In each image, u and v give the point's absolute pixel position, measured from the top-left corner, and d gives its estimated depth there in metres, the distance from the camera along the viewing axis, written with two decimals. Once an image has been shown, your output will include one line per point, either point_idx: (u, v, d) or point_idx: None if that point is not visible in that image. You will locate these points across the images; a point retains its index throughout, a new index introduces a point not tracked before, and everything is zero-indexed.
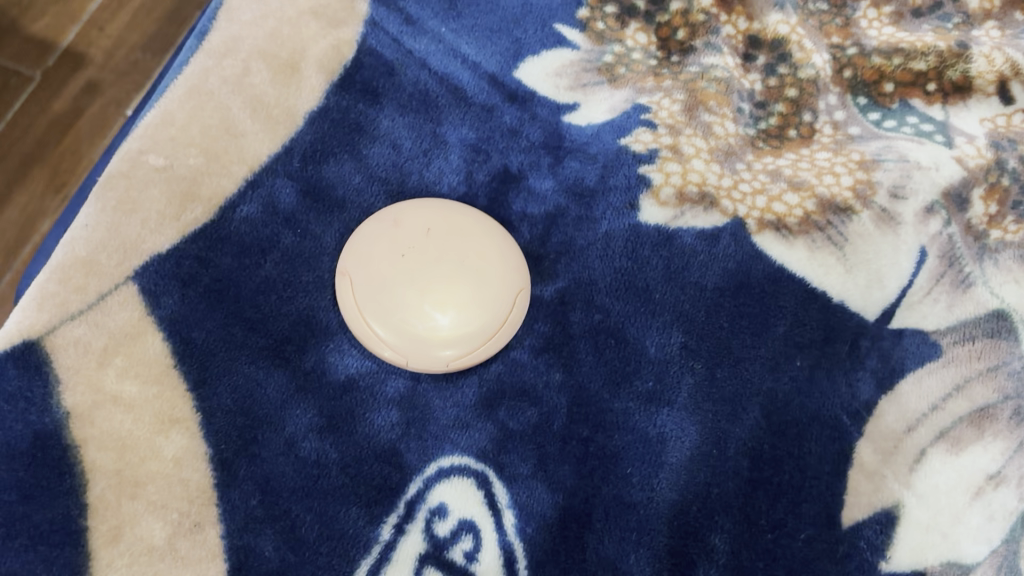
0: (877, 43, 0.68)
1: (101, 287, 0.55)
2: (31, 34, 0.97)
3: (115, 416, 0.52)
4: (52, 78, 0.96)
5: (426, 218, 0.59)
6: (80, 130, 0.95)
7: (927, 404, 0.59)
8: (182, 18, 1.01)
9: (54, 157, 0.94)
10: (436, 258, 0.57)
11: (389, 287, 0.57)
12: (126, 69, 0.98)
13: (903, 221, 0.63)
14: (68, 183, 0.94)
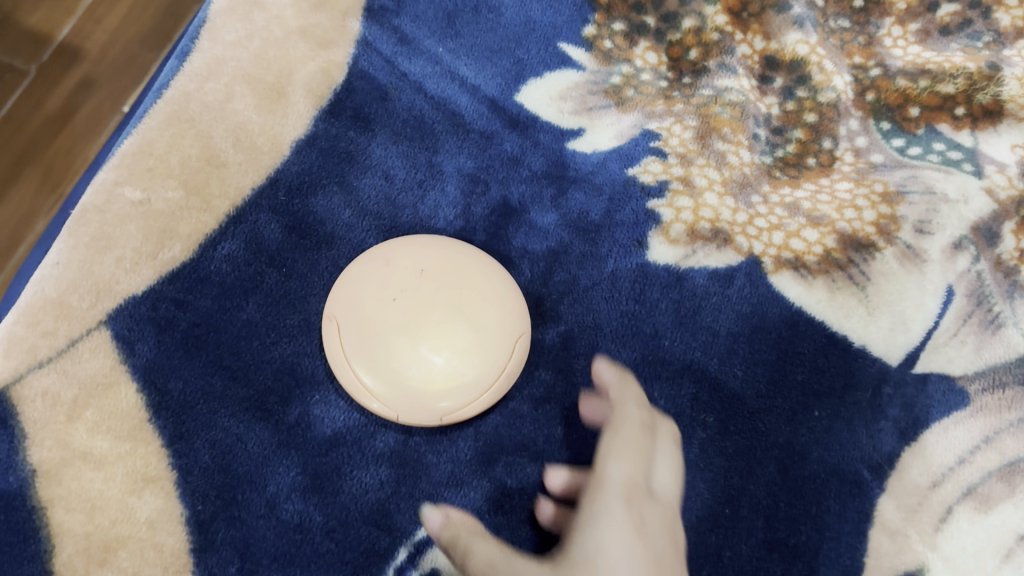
0: (902, 64, 0.65)
1: (72, 333, 0.51)
2: (26, 28, 0.87)
3: (84, 475, 0.48)
4: (45, 75, 0.86)
5: (423, 257, 0.54)
6: (75, 128, 0.85)
7: (953, 457, 0.55)
8: (182, 10, 0.91)
9: (46, 157, 0.84)
10: (430, 298, 0.52)
11: (378, 332, 0.51)
12: (123, 64, 0.88)
13: (929, 258, 0.59)
14: (62, 182, 0.84)
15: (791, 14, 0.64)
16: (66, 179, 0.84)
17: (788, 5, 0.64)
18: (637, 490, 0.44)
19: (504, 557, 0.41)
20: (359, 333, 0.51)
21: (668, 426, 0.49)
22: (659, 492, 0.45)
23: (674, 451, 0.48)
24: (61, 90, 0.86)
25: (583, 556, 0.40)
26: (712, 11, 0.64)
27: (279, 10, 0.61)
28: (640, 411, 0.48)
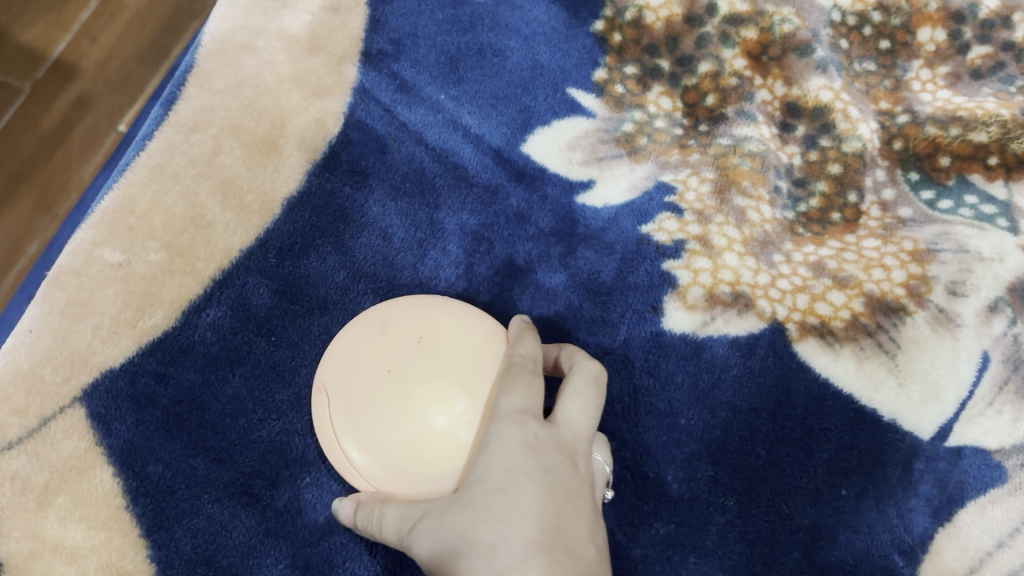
0: (931, 110, 0.61)
1: (43, 410, 0.47)
2: (20, 43, 0.86)
3: (54, 570, 0.44)
4: (40, 92, 0.84)
5: (423, 319, 0.48)
6: (70, 146, 0.83)
7: (991, 540, 0.51)
8: (181, 25, 0.90)
9: (42, 175, 0.81)
10: (431, 360, 0.46)
11: (367, 404, 0.45)
12: (119, 81, 0.86)
13: (963, 322, 0.55)
14: (58, 202, 0.80)
15: (814, 58, 0.60)
16: (62, 199, 0.80)
17: (811, 48, 0.60)
18: (528, 417, 0.41)
19: (404, 523, 0.40)
20: (346, 403, 0.46)
21: (587, 365, 0.46)
22: (563, 421, 0.42)
23: (587, 378, 0.45)
24: (58, 107, 0.84)
25: (472, 479, 0.39)
26: (730, 55, 0.61)
27: (271, 54, 0.57)
28: (529, 356, 0.45)
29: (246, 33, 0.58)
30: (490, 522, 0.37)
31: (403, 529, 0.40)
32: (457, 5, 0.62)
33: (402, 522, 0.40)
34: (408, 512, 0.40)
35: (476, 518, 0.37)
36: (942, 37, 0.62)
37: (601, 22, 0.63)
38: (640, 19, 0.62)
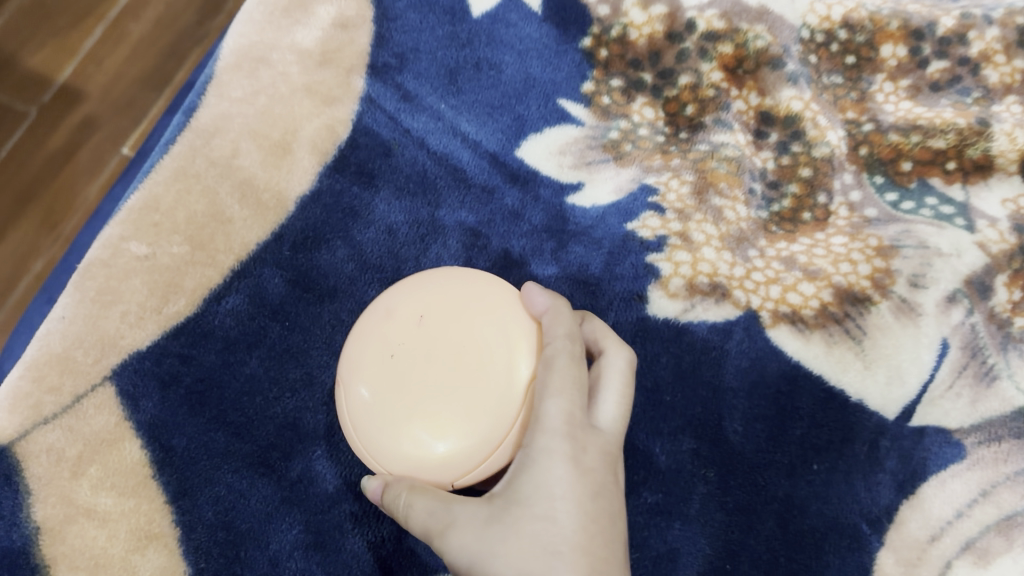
0: (894, 119, 0.66)
1: (76, 388, 0.51)
2: (30, 67, 0.94)
3: (87, 533, 0.48)
4: (49, 113, 0.93)
5: (450, 301, 0.48)
6: (76, 166, 0.92)
7: (951, 510, 0.55)
8: (182, 51, 0.97)
9: (48, 194, 0.91)
10: (474, 349, 0.46)
11: (374, 390, 0.46)
12: (124, 104, 0.95)
13: (924, 311, 0.60)
14: (61, 220, 0.90)
15: (785, 71, 0.66)
16: (65, 218, 0.90)
17: (782, 62, 0.66)
18: (576, 430, 0.42)
19: (438, 522, 0.41)
20: (357, 390, 0.47)
21: (621, 354, 0.48)
22: (603, 426, 0.45)
23: (621, 370, 0.47)
24: (64, 131, 0.93)
25: (520, 499, 0.40)
26: (707, 68, 0.66)
27: (285, 67, 0.62)
28: (570, 341, 0.45)
29: (261, 47, 0.62)
30: (537, 554, 0.39)
31: (435, 526, 0.41)
32: (456, 22, 0.66)
33: (437, 517, 0.41)
34: (440, 508, 0.41)
35: (521, 548, 0.39)
36: (903, 53, 0.66)
37: (589, 39, 0.67)
38: (624, 36, 0.67)
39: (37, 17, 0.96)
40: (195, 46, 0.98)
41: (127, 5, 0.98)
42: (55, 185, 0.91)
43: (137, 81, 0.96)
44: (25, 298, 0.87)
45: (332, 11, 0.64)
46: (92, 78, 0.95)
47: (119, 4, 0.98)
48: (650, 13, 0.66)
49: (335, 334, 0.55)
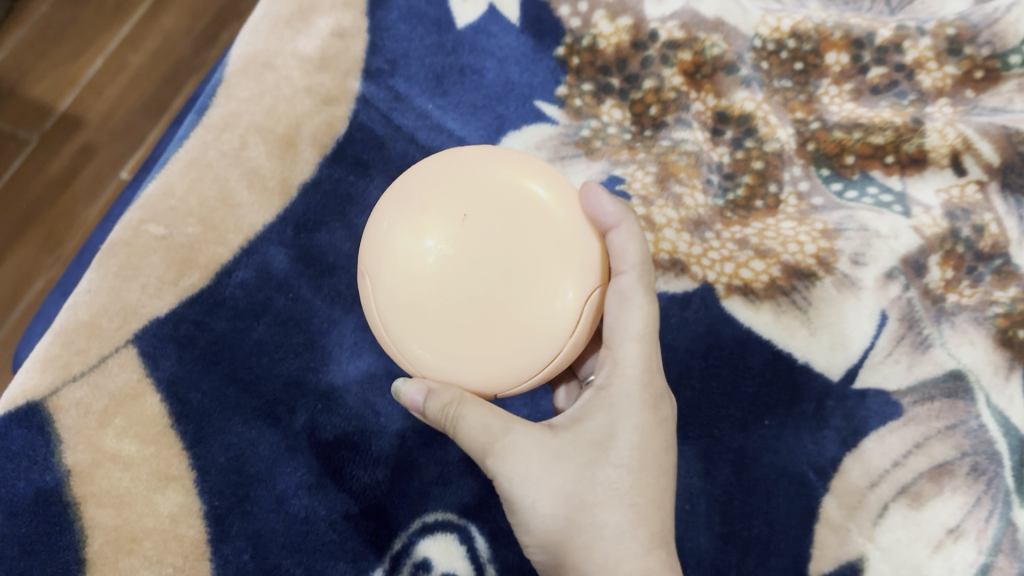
0: (838, 118, 0.71)
1: (102, 350, 0.57)
2: (30, 99, 1.03)
3: (113, 474, 0.54)
4: (49, 140, 1.02)
5: (494, 201, 0.46)
6: (75, 191, 1.01)
7: (889, 460, 0.61)
8: (177, 80, 1.06)
9: (49, 217, 0.99)
10: (517, 259, 0.45)
11: (413, 298, 0.45)
12: (121, 130, 1.04)
13: (864, 285, 0.66)
14: (61, 243, 0.98)
15: (739, 75, 0.72)
16: (65, 239, 0.99)
17: (736, 67, 0.72)
18: (650, 376, 0.47)
19: (509, 447, 0.44)
20: (394, 295, 0.46)
21: None
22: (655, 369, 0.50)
23: None
24: (65, 156, 1.02)
25: (600, 441, 0.45)
26: (669, 73, 0.73)
27: (287, 71, 0.69)
28: (639, 276, 0.49)
29: (266, 53, 0.69)
30: (613, 500, 0.44)
31: (501, 449, 0.44)
32: (442, 32, 0.72)
33: (509, 440, 0.44)
34: (503, 430, 0.44)
35: (602, 493, 0.44)
36: (846, 59, 0.72)
37: (562, 48, 0.74)
38: (594, 45, 0.73)
39: (36, 49, 1.05)
40: (189, 76, 1.06)
41: (125, 37, 1.07)
42: (56, 208, 0.99)
43: (135, 109, 1.04)
44: (25, 317, 0.96)
45: (330, 22, 0.71)
46: (92, 106, 1.04)
47: (118, 37, 1.07)
48: (617, 24, 0.73)
49: (334, 305, 0.62)
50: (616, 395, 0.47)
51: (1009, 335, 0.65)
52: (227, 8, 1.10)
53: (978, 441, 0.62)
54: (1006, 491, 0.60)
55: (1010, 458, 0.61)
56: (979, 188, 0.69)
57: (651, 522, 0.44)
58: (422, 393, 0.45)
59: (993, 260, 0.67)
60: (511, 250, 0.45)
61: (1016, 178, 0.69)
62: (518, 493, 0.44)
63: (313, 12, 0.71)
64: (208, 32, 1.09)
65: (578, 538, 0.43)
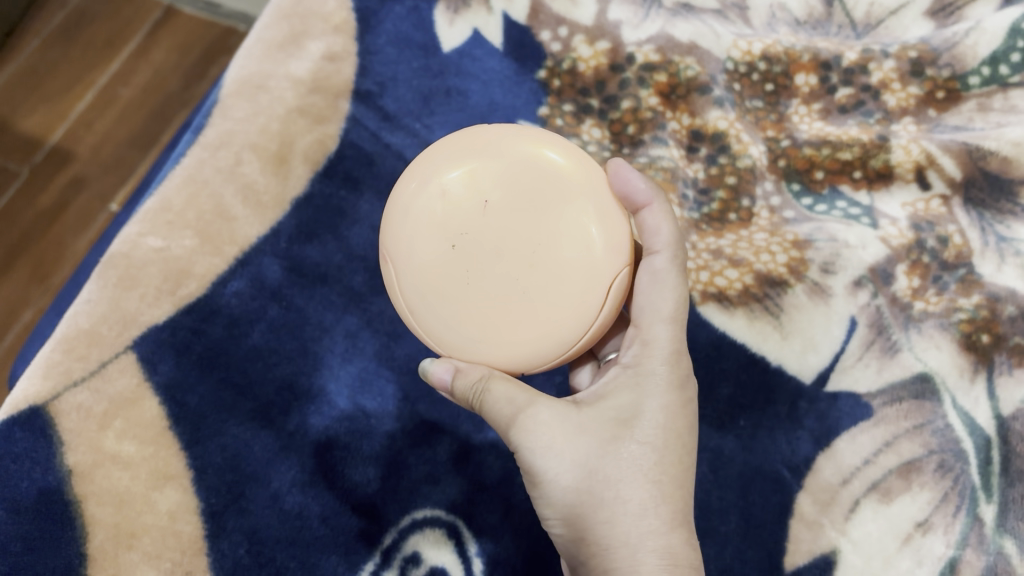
0: (807, 136, 0.75)
1: (102, 356, 0.60)
2: (23, 131, 1.07)
3: (113, 474, 0.56)
4: (39, 173, 1.05)
5: (514, 183, 0.50)
6: (65, 223, 1.03)
7: (860, 458, 0.64)
8: (168, 114, 1.09)
9: (38, 248, 1.01)
10: (537, 240, 0.49)
11: (438, 284, 0.49)
12: (111, 163, 1.06)
13: (834, 293, 0.69)
14: (50, 273, 1.00)
15: (712, 96, 0.75)
16: (54, 270, 1.01)
17: (709, 88, 0.76)
18: (678, 358, 0.51)
19: (537, 424, 0.47)
20: (419, 281, 0.49)
21: None
22: None
23: None
24: (54, 188, 1.05)
25: (630, 418, 0.48)
26: (645, 94, 0.76)
27: (281, 92, 0.72)
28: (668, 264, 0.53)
29: (260, 75, 0.73)
30: (634, 477, 0.47)
31: (530, 425, 0.46)
32: (429, 56, 0.77)
33: (538, 417, 0.47)
34: (531, 408, 0.47)
35: (625, 470, 0.47)
36: (814, 80, 0.76)
37: (543, 71, 0.77)
38: (574, 68, 0.77)
39: (28, 85, 1.09)
40: (177, 109, 1.10)
41: (115, 73, 1.11)
42: (45, 239, 1.02)
43: (123, 142, 1.08)
44: (16, 345, 0.97)
45: (321, 46, 0.75)
46: (82, 139, 1.07)
47: (108, 73, 1.11)
48: (596, 48, 0.77)
49: (325, 312, 0.65)
50: (641, 377, 0.50)
51: (973, 340, 0.66)
52: (215, 45, 1.14)
53: (945, 440, 0.64)
54: (972, 488, 0.62)
55: (976, 456, 0.63)
56: (943, 202, 0.72)
57: (672, 500, 0.48)
58: (449, 373, 0.49)
59: (957, 269, 0.69)
60: (534, 235, 0.49)
61: (977, 193, 0.71)
62: (545, 468, 0.47)
63: (305, 37, 0.75)
64: (196, 68, 1.12)
65: (604, 511, 0.47)
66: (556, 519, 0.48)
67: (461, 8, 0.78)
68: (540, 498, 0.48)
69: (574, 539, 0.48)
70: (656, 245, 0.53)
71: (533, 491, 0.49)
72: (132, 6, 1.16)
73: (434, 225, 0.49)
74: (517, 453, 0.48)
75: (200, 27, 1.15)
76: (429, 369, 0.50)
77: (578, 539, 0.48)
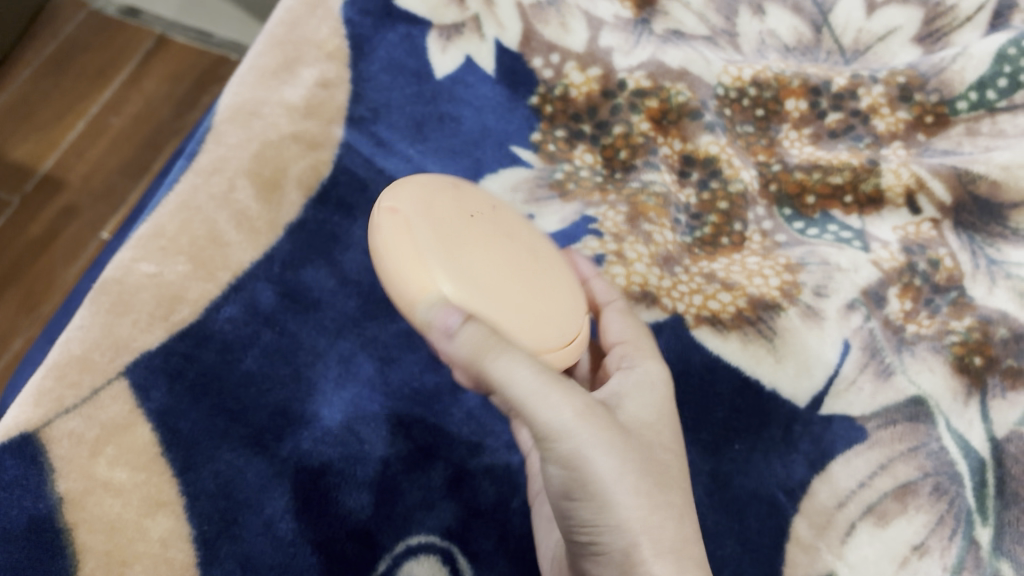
0: (798, 160, 0.75)
1: (94, 382, 0.59)
2: (14, 160, 1.07)
3: (104, 501, 0.56)
4: (29, 202, 1.05)
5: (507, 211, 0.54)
6: (54, 252, 1.03)
7: (855, 481, 0.64)
8: (159, 141, 1.10)
9: (28, 277, 1.01)
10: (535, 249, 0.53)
11: (456, 239, 0.48)
12: (101, 192, 1.06)
13: (827, 316, 0.69)
14: (38, 303, 0.99)
15: (703, 121, 0.76)
16: (43, 300, 1.00)
17: (700, 113, 0.76)
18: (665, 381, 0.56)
19: (596, 423, 0.46)
20: (436, 230, 0.48)
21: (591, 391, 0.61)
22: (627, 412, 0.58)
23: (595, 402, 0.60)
24: (44, 217, 1.04)
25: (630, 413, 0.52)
26: (637, 120, 0.77)
27: (275, 118, 0.73)
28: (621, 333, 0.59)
29: (254, 102, 0.74)
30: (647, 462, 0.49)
31: (590, 425, 0.46)
32: (422, 83, 0.77)
33: (595, 418, 0.46)
34: (589, 411, 0.46)
35: (639, 453, 0.49)
36: (804, 106, 0.76)
37: (535, 98, 0.78)
38: (566, 94, 0.78)
39: (19, 114, 1.09)
40: (169, 138, 1.10)
41: (106, 102, 1.11)
42: (35, 268, 1.01)
43: (115, 171, 1.08)
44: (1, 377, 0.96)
45: (315, 73, 0.76)
46: (72, 168, 1.07)
47: (100, 102, 1.11)
48: (588, 74, 0.78)
49: (318, 337, 0.65)
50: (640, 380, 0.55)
51: (966, 362, 0.66)
52: (207, 74, 1.15)
53: (939, 462, 0.64)
54: (967, 511, 0.62)
55: (971, 478, 0.63)
56: (934, 225, 0.72)
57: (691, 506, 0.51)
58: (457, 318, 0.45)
59: (949, 292, 0.69)
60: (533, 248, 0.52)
61: (967, 216, 0.72)
62: (605, 473, 0.46)
63: (299, 64, 0.76)
64: (189, 97, 1.13)
65: (654, 517, 0.48)
66: (606, 530, 0.47)
67: (454, 35, 0.79)
68: (587, 507, 0.47)
69: (620, 548, 0.48)
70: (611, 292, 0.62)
71: (574, 501, 0.47)
72: (124, 36, 1.17)
73: (450, 202, 0.51)
74: (569, 458, 0.46)
75: (191, 57, 1.16)
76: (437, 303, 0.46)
77: (627, 548, 0.47)
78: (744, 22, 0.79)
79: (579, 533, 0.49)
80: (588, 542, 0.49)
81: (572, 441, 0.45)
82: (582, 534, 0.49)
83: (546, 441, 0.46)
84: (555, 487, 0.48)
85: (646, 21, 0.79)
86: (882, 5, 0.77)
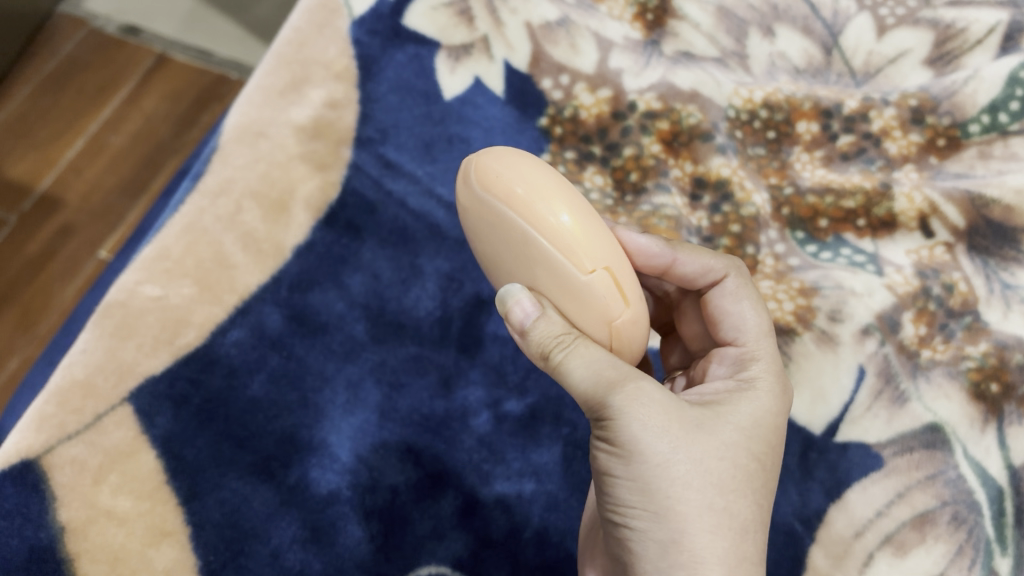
0: (810, 183, 0.73)
1: (97, 408, 0.61)
2: (13, 178, 1.06)
3: (107, 530, 0.58)
4: (28, 220, 1.04)
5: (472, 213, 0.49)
6: (51, 271, 1.01)
7: (872, 510, 0.62)
8: (157, 162, 1.08)
9: (25, 296, 0.99)
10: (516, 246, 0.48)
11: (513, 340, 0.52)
12: (100, 211, 1.05)
13: (842, 341, 0.67)
14: (37, 321, 0.98)
15: (714, 143, 0.75)
16: (41, 318, 0.99)
17: (712, 135, 0.75)
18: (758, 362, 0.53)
19: (645, 404, 0.45)
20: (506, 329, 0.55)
21: None
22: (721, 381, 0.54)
23: None
24: (43, 235, 1.03)
25: (661, 429, 0.45)
26: (648, 141, 0.75)
27: (282, 139, 0.73)
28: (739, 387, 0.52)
29: (261, 123, 0.74)
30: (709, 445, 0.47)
31: (639, 404, 0.45)
32: (430, 104, 0.77)
33: (649, 397, 0.46)
34: (647, 398, 0.46)
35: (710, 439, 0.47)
36: (816, 127, 0.74)
37: (545, 119, 0.76)
38: (576, 115, 0.76)
39: (19, 130, 1.09)
40: (168, 156, 1.09)
41: (105, 120, 1.11)
42: (33, 286, 1.00)
43: (114, 190, 1.06)
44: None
45: (322, 93, 0.76)
46: (71, 186, 1.06)
47: (100, 119, 1.11)
48: (598, 96, 0.76)
49: (326, 362, 0.65)
50: (756, 393, 0.51)
51: (982, 389, 0.65)
52: (209, 91, 1.14)
53: (959, 491, 0.62)
54: (986, 540, 0.61)
55: (989, 507, 0.62)
56: (947, 249, 0.70)
57: (746, 539, 0.47)
58: (533, 316, 0.48)
59: (963, 318, 0.68)
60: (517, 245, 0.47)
61: (981, 241, 0.70)
62: (659, 455, 0.45)
63: (307, 84, 0.76)
64: (189, 115, 1.12)
65: (700, 519, 0.45)
66: (642, 514, 0.46)
67: (463, 57, 0.78)
68: (627, 485, 0.46)
69: (656, 540, 0.46)
70: (717, 274, 0.58)
71: (617, 477, 0.47)
72: (125, 53, 1.16)
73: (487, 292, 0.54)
74: (612, 435, 0.46)
75: (193, 76, 1.15)
76: (509, 298, 0.49)
77: (663, 543, 0.45)
78: (753, 44, 0.78)
79: (616, 514, 0.47)
80: (623, 526, 0.47)
81: (620, 420, 0.45)
82: (620, 517, 0.47)
83: (597, 414, 0.46)
84: (601, 461, 0.48)
85: (656, 42, 0.78)
86: (892, 27, 0.77)
